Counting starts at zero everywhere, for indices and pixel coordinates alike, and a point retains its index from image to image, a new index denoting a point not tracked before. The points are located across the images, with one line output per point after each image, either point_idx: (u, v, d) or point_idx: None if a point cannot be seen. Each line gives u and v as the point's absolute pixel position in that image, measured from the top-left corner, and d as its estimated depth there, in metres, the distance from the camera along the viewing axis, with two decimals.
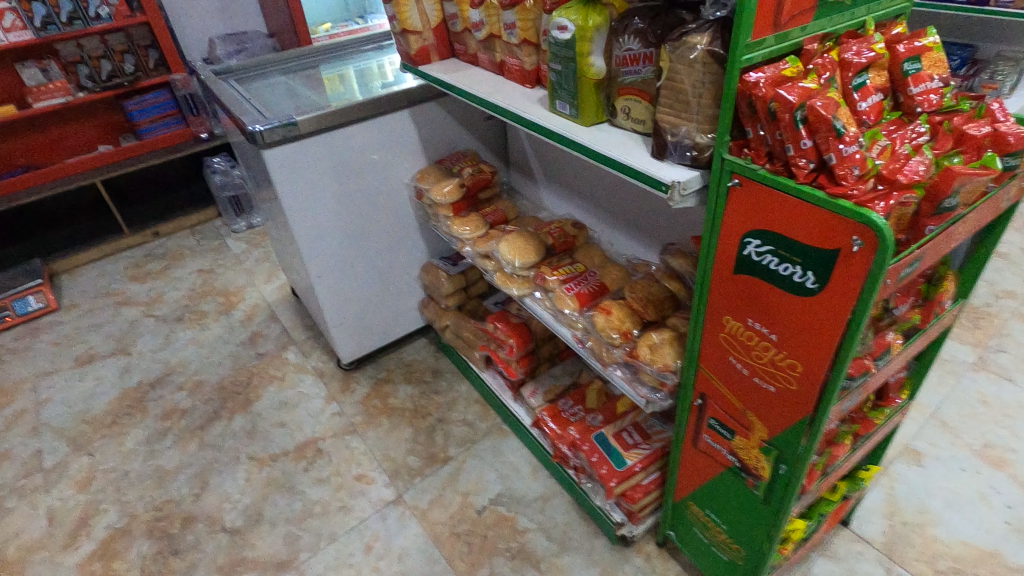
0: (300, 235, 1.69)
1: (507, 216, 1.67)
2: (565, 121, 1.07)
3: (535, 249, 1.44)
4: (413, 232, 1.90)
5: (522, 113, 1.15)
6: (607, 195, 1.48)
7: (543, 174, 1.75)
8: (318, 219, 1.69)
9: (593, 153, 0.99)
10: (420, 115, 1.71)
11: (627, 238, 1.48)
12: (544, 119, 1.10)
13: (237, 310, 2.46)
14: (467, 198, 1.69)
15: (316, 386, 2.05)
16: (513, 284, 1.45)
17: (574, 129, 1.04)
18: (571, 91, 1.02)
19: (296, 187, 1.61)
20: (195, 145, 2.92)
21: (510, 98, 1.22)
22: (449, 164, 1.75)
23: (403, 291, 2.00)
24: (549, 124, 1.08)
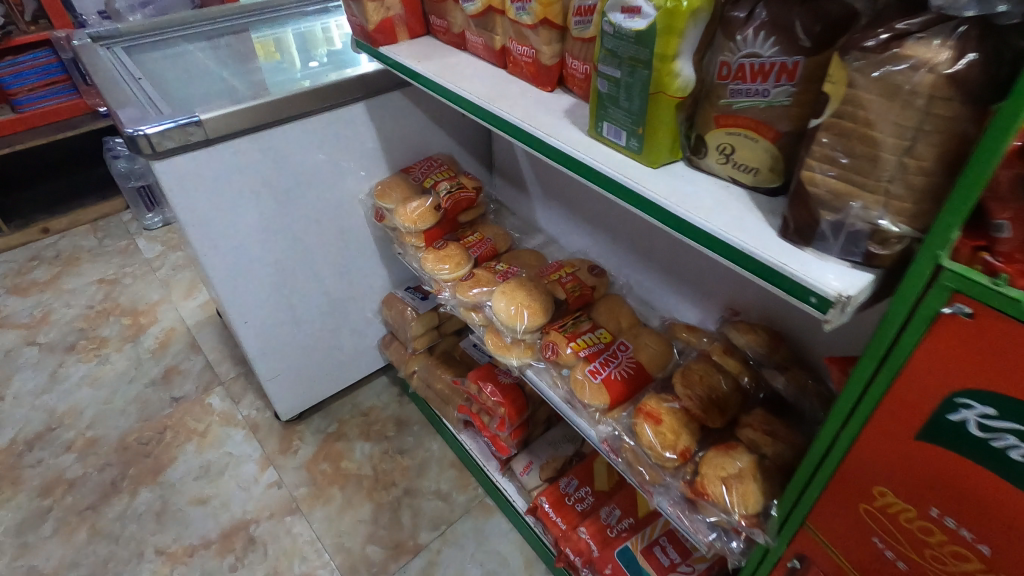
0: (215, 274, 1.26)
1: (496, 247, 1.29)
2: (619, 157, 0.69)
3: (545, 307, 1.06)
4: (371, 257, 1.49)
5: (543, 137, 0.75)
6: (632, 230, 1.13)
7: (537, 188, 1.37)
8: (239, 252, 1.26)
9: (675, 220, 0.61)
10: (380, 108, 1.29)
11: (657, 285, 1.15)
12: (583, 151, 0.71)
13: (147, 336, 1.99)
14: (445, 223, 1.29)
15: (248, 445, 1.63)
16: (513, 354, 1.07)
17: (638, 173, 0.66)
18: (633, 112, 0.64)
19: (207, 208, 1.17)
20: (94, 121, 2.40)
21: (519, 105, 0.83)
22: (418, 176, 1.34)
23: (359, 327, 1.59)
24: (592, 160, 0.69)
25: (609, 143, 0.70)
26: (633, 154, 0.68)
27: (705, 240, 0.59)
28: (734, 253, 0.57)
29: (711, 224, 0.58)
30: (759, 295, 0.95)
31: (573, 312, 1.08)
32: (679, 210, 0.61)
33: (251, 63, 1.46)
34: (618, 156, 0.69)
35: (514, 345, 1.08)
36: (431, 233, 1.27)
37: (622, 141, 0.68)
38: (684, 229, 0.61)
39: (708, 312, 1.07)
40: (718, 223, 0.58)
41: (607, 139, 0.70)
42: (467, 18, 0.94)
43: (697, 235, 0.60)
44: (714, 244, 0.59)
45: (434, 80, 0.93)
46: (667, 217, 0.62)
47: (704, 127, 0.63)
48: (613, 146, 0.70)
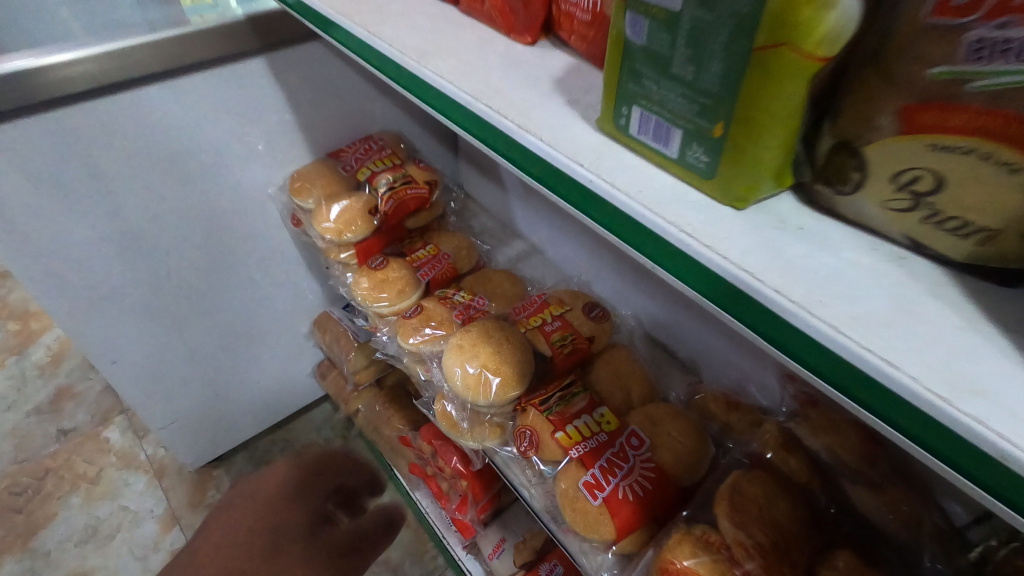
0: (59, 308, 0.89)
1: (456, 265, 0.93)
2: (658, 181, 0.36)
3: (519, 372, 0.72)
4: (295, 265, 1.13)
5: (515, 129, 0.41)
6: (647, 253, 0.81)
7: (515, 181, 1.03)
8: (93, 275, 0.90)
9: (772, 324, 0.31)
10: (291, 68, 0.91)
11: (682, 323, 0.84)
12: (587, 163, 0.37)
13: (36, 346, 1.61)
14: (386, 231, 0.93)
15: (150, 496, 1.30)
16: (473, 436, 0.75)
17: (694, 216, 0.34)
18: (709, 94, 0.31)
19: (27, 217, 0.79)
20: None
21: (473, 68, 0.47)
22: (349, 162, 0.97)
23: (286, 352, 1.25)
24: (605, 186, 0.36)
25: (639, 150, 0.37)
26: (691, 175, 0.35)
27: (835, 374, 0.29)
28: (904, 414, 0.27)
29: (861, 347, 0.28)
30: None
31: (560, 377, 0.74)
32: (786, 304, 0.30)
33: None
34: (654, 178, 0.36)
35: (476, 423, 0.75)
36: (365, 246, 0.91)
37: (672, 150, 0.35)
38: (791, 341, 0.30)
39: (746, 374, 0.78)
40: (871, 343, 0.28)
41: (637, 140, 0.37)
42: None
43: (824, 361, 0.29)
44: (856, 386, 0.29)
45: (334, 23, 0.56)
46: (757, 312, 0.31)
47: (858, 131, 0.31)
48: (647, 156, 0.37)
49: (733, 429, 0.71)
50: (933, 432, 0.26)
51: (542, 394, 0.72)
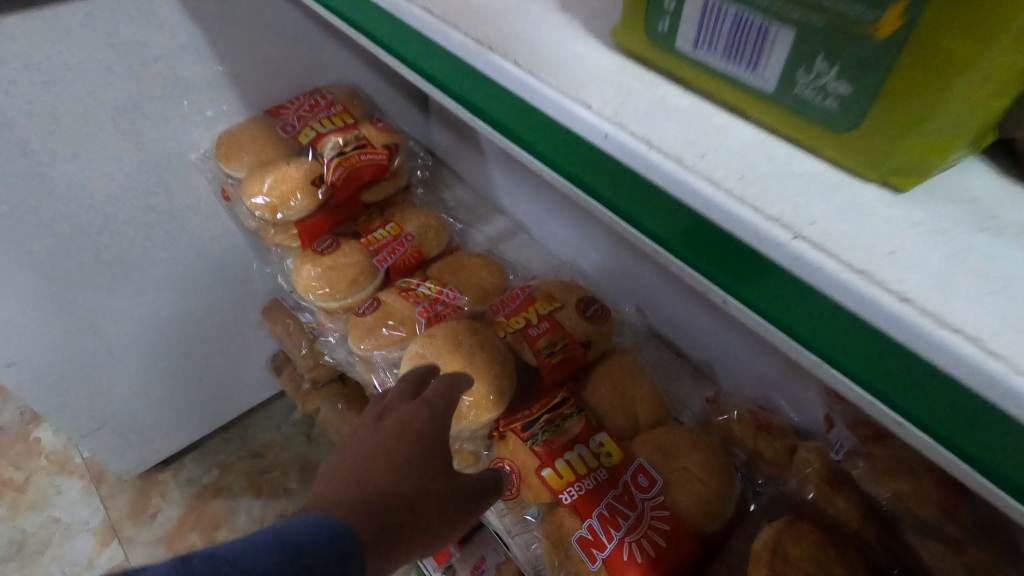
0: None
1: (422, 248, 0.77)
2: (725, 130, 0.29)
3: (497, 391, 0.57)
4: (234, 243, 0.96)
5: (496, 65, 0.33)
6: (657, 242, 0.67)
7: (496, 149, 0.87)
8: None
9: (788, 286, 0.25)
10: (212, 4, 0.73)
11: (696, 324, 0.69)
12: (591, 100, 0.30)
13: None
14: (335, 208, 0.76)
15: (86, 506, 1.15)
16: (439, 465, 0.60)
17: (726, 166, 0.27)
18: None
19: None
20: None
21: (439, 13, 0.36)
22: (291, 121, 0.79)
23: (233, 344, 1.08)
24: (630, 131, 0.28)
25: (703, 90, 0.31)
26: (809, 114, 0.27)
27: (860, 349, 0.24)
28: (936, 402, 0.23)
29: (971, 349, 0.21)
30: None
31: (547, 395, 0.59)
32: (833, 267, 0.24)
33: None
34: (700, 121, 0.29)
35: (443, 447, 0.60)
36: (309, 226, 0.74)
37: (770, 82, 0.27)
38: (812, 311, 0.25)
39: (771, 385, 0.64)
40: (930, 302, 0.23)
41: (719, 74, 0.29)
42: None
43: (842, 335, 0.24)
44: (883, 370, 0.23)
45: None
46: (775, 278, 0.25)
47: None
48: (733, 103, 0.30)
49: (763, 460, 0.56)
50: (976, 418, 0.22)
51: (524, 416, 0.58)
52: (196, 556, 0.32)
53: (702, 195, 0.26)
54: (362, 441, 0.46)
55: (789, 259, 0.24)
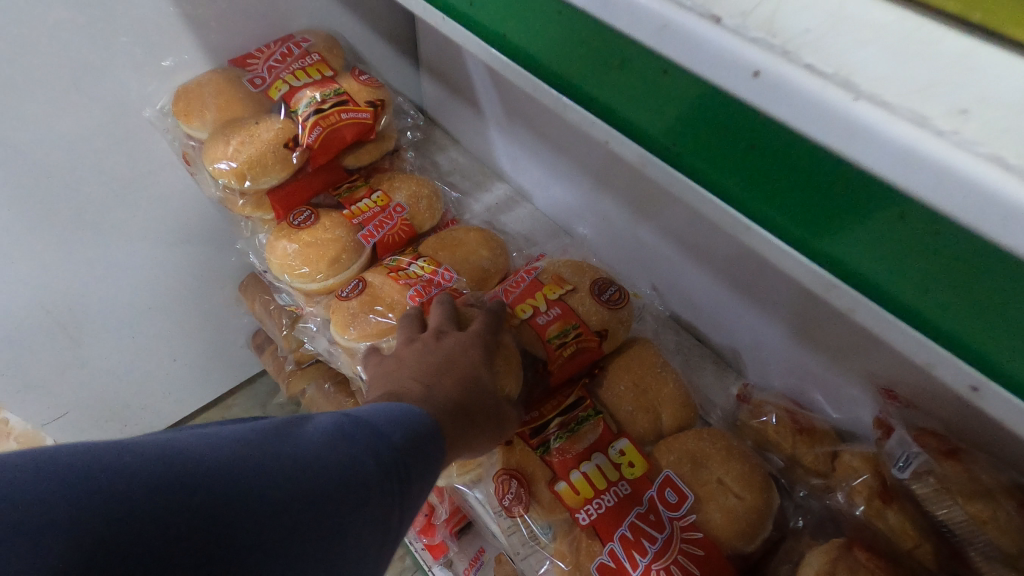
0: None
1: (413, 221, 0.68)
2: (971, 62, 0.24)
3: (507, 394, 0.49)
4: (202, 211, 0.86)
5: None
6: (678, 212, 0.60)
7: (494, 108, 0.78)
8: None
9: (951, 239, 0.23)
10: None
11: (718, 307, 0.61)
12: (726, 13, 0.26)
13: None
14: (311, 173, 0.66)
15: None
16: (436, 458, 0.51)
17: (936, 101, 0.22)
18: None
19: None
20: None
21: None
22: (259, 72, 0.68)
23: (209, 322, 0.99)
24: (800, 63, 0.24)
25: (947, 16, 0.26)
26: None
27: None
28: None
29: None
30: (946, 390, 0.44)
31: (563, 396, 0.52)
32: (993, 174, 0.20)
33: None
34: (917, 50, 0.25)
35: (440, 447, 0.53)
36: (283, 195, 0.65)
37: None
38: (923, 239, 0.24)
39: (806, 377, 0.56)
40: None
41: None
42: None
43: None
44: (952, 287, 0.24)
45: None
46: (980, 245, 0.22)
47: None
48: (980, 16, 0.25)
49: (803, 468, 0.50)
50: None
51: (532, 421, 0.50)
52: (354, 426, 0.35)
53: (861, 117, 0.22)
54: (416, 356, 0.45)
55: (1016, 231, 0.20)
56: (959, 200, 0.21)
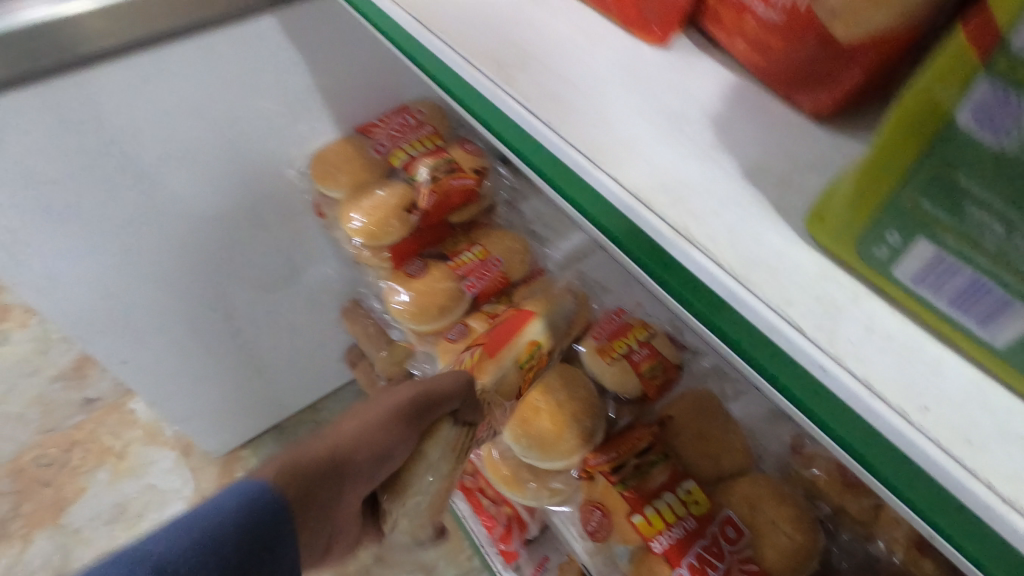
0: (68, 328, 0.80)
1: (507, 273, 0.78)
2: (937, 363, 0.27)
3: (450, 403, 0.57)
4: (318, 248, 0.99)
5: (620, 198, 0.31)
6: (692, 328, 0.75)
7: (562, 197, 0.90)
8: (101, 292, 0.79)
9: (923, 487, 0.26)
10: (305, 26, 0.73)
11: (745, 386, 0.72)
12: (733, 266, 0.29)
13: None
14: (425, 230, 0.78)
15: (177, 476, 1.26)
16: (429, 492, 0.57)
17: (905, 393, 0.26)
18: None
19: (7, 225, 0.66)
20: None
21: (569, 146, 0.33)
22: (381, 142, 0.81)
23: (313, 339, 1.14)
24: (825, 354, 0.27)
25: (907, 306, 0.28)
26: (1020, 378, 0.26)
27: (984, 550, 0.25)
28: (957, 524, 0.26)
29: None
30: None
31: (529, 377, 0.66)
32: (948, 463, 0.25)
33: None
34: (896, 347, 0.28)
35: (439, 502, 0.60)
36: (400, 249, 0.76)
37: (998, 340, 0.26)
38: (860, 438, 0.27)
39: None
40: None
41: (907, 286, 0.28)
42: None
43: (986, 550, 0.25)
44: (890, 468, 0.27)
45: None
46: (944, 506, 0.26)
47: None
48: (941, 330, 0.27)
49: (849, 515, 0.57)
50: (980, 543, 0.25)
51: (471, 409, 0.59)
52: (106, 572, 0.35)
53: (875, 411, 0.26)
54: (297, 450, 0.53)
55: (1007, 531, 0.24)
56: (953, 486, 0.25)
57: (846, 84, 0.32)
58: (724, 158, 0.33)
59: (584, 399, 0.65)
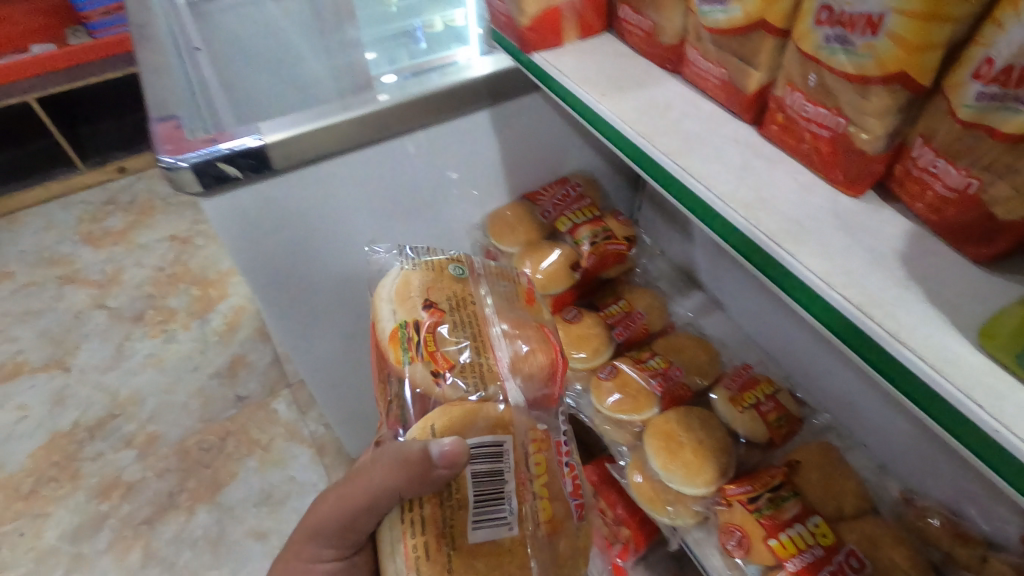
0: (292, 353, 1.05)
1: (648, 325, 0.94)
2: None
3: (416, 523, 0.55)
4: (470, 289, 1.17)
5: (814, 282, 0.41)
6: (822, 377, 0.88)
7: (701, 257, 1.05)
8: (301, 324, 1.00)
9: None
10: (510, 121, 0.91)
11: (867, 436, 0.83)
12: (912, 344, 0.37)
13: (215, 314, 1.81)
14: (580, 284, 0.95)
15: (313, 471, 1.45)
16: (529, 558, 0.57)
17: None
18: None
19: (274, 256, 0.87)
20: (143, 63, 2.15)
21: (771, 238, 0.44)
22: (547, 209, 0.99)
23: None
24: (977, 409, 0.34)
25: None
26: None
27: None
28: None
29: None
30: None
31: (432, 352, 0.64)
32: None
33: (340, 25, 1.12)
34: None
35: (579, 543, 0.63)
36: (560, 298, 0.94)
37: None
38: (1015, 480, 0.34)
39: (964, 495, 0.72)
40: None
41: None
42: (694, 21, 0.54)
43: None
44: None
45: (574, 94, 0.60)
46: None
47: None
48: None
49: (957, 562, 0.67)
50: None
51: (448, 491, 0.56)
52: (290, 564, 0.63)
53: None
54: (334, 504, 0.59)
55: None
56: None
57: (998, 246, 0.40)
58: (886, 259, 0.43)
59: (719, 438, 0.79)
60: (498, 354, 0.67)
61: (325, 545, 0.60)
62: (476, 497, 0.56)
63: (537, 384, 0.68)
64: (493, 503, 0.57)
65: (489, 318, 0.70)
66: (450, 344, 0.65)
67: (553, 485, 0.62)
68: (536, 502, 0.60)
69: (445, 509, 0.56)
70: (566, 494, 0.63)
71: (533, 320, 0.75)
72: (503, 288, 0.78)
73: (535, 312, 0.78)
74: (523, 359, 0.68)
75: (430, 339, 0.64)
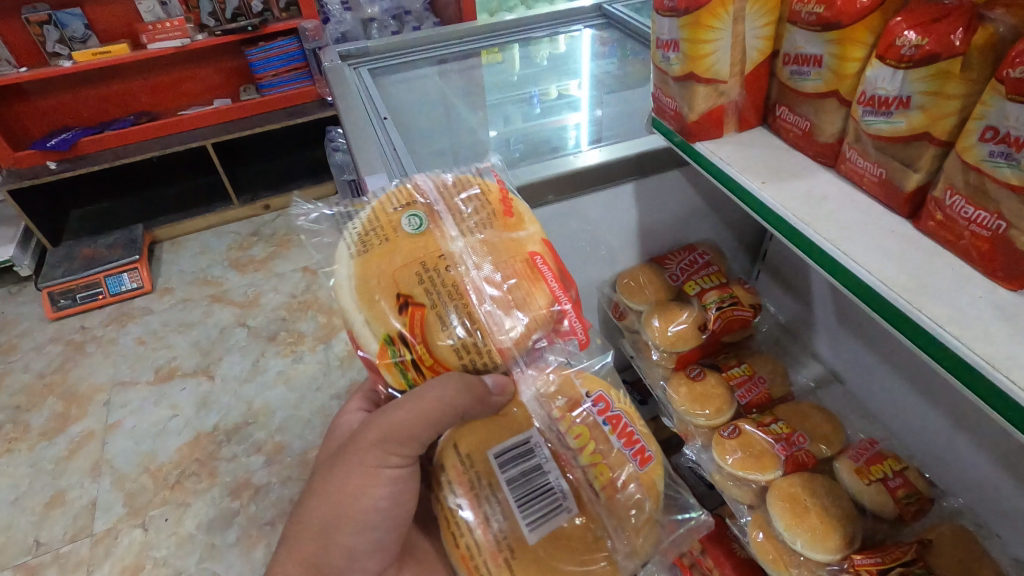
0: None
1: (770, 390, 0.99)
2: None
3: (472, 548, 0.55)
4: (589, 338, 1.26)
5: (978, 363, 0.47)
6: (958, 460, 0.87)
7: (823, 328, 1.08)
8: None
9: None
10: (651, 192, 1.02)
11: (1009, 526, 0.81)
12: None
13: (338, 341, 2.01)
14: (706, 345, 1.01)
15: None
16: (602, 529, 0.57)
17: None
18: None
19: None
20: (300, 118, 2.49)
21: (933, 322, 0.50)
22: (675, 273, 1.08)
23: None
24: None
25: None
26: None
27: None
28: None
29: None
30: None
31: (433, 365, 0.57)
32: None
33: (493, 110, 1.33)
34: None
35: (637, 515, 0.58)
36: (685, 356, 1.00)
37: None
38: None
39: None
40: None
41: None
42: (854, 126, 0.62)
43: None
44: None
45: (736, 180, 0.69)
46: None
47: None
48: None
49: None
50: None
51: (465, 466, 0.58)
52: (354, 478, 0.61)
53: None
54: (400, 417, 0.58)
55: None
56: None
57: None
58: None
59: (846, 507, 0.81)
60: (499, 335, 0.57)
61: (392, 451, 0.60)
62: (517, 498, 0.56)
63: (546, 329, 0.59)
64: (539, 494, 0.57)
65: (473, 287, 0.56)
66: (441, 343, 0.56)
67: (601, 444, 0.59)
68: (590, 475, 0.58)
69: (493, 524, 0.56)
70: (620, 448, 0.59)
71: (517, 247, 0.60)
72: (473, 208, 0.62)
73: (518, 226, 0.62)
74: (523, 312, 0.57)
75: (424, 354, 0.56)
